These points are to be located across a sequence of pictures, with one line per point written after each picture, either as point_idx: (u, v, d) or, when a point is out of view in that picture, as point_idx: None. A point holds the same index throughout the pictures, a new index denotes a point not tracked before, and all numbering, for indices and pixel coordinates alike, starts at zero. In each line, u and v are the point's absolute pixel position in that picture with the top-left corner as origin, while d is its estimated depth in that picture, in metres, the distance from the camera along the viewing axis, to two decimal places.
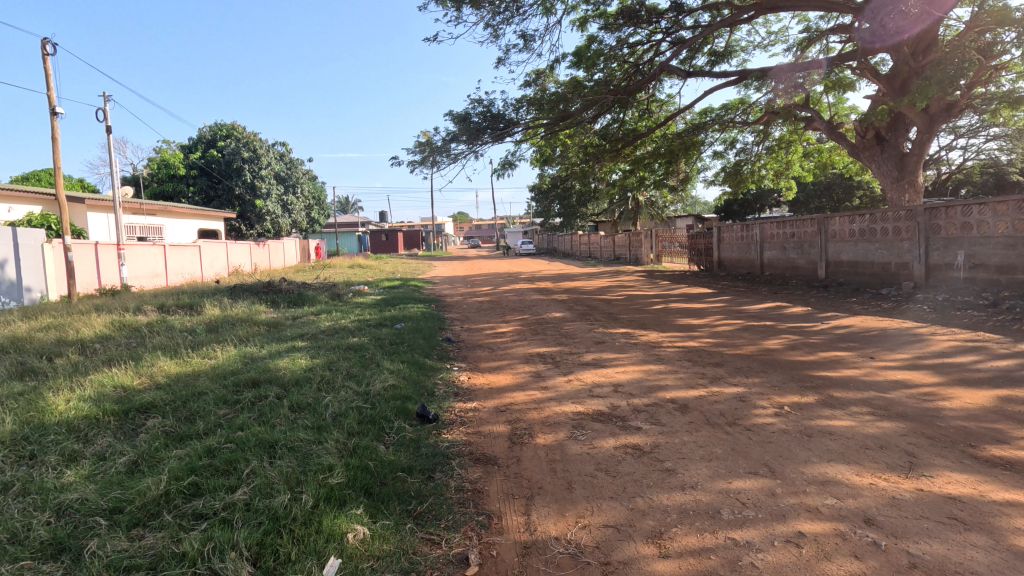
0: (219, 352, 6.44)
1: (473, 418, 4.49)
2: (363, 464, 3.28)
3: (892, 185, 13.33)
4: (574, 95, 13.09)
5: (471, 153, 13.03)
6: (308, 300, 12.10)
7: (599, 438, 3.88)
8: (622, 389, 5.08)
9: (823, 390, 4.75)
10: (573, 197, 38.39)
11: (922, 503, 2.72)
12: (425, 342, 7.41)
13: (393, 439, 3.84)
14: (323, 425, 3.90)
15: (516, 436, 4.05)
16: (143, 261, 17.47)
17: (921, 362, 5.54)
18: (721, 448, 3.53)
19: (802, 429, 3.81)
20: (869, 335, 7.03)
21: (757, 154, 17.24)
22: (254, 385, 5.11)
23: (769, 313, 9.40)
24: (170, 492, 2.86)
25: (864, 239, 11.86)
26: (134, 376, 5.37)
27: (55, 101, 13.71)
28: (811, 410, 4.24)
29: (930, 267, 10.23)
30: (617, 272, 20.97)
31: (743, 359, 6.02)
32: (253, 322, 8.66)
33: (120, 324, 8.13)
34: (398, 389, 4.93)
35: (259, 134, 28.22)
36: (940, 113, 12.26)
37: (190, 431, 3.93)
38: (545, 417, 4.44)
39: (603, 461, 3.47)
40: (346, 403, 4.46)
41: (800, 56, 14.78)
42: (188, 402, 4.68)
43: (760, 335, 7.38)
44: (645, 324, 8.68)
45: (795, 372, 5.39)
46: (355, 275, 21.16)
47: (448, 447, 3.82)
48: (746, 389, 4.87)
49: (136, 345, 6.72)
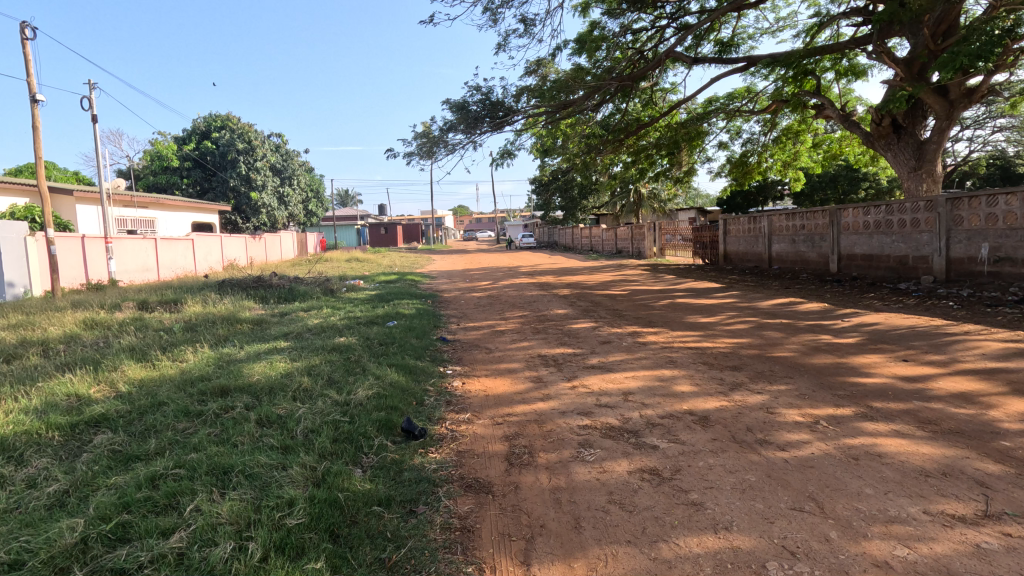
0: (192, 354, 5.92)
1: (466, 433, 3.97)
2: (332, 496, 2.76)
3: (909, 174, 12.67)
4: (575, 83, 12.48)
5: (469, 143, 12.48)
6: (300, 297, 11.60)
7: (610, 459, 3.36)
8: (632, 398, 4.56)
9: (859, 400, 4.24)
10: (574, 190, 36.91)
11: (1018, 556, 2.19)
12: (417, 342, 6.89)
13: (371, 462, 3.31)
14: (291, 446, 3.37)
15: (514, 456, 3.53)
16: (133, 254, 16.92)
17: (961, 367, 5.04)
18: (755, 475, 3.00)
19: (848, 450, 3.27)
20: (896, 336, 6.50)
21: (764, 145, 16.68)
22: (222, 394, 4.57)
23: (784, 310, 8.87)
24: (88, 539, 2.34)
25: (880, 231, 11.31)
26: (94, 382, 4.85)
27: (35, 88, 13.16)
28: (852, 425, 3.72)
29: (951, 261, 9.68)
30: (620, 265, 20.42)
31: (764, 362, 5.50)
32: (235, 319, 8.16)
33: (91, 322, 7.60)
34: (383, 399, 4.40)
35: (254, 126, 27.64)
36: (960, 99, 11.59)
37: (140, 452, 3.42)
38: (547, 431, 3.92)
39: (617, 490, 2.96)
40: (321, 416, 3.92)
41: (810, 42, 14.18)
42: (145, 414, 4.16)
43: (779, 335, 6.87)
44: (653, 323, 8.15)
45: (824, 378, 4.86)
46: (351, 269, 20.60)
47: (435, 471, 3.30)
48: (772, 399, 4.35)
49: (105, 346, 6.20)
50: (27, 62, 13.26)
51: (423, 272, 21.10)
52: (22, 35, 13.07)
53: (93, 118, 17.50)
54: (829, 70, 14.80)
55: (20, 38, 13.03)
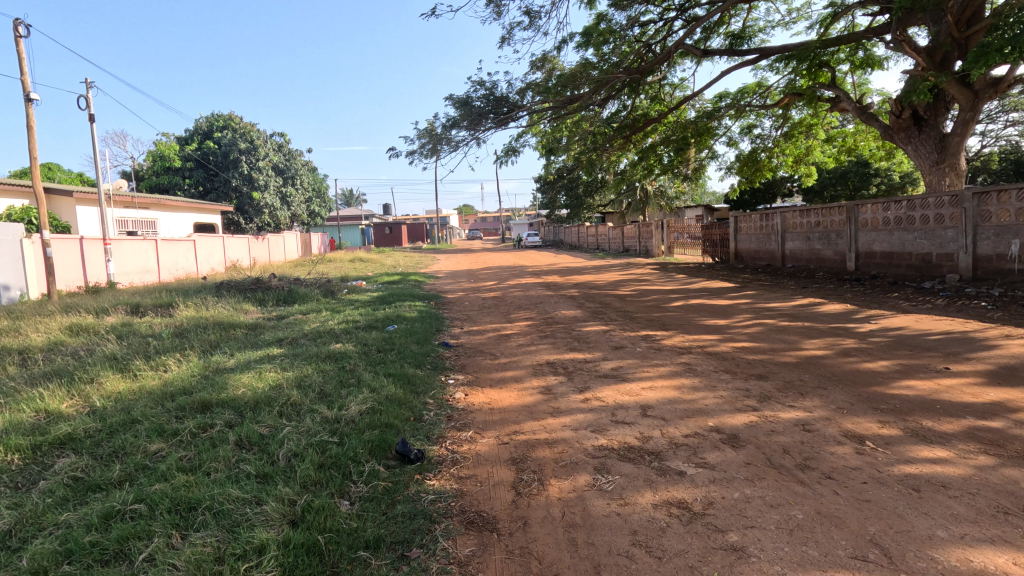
0: (177, 363, 5.55)
1: (470, 455, 3.58)
2: (311, 540, 2.38)
3: (930, 168, 12.17)
4: (582, 77, 12.07)
5: (472, 140, 12.07)
6: (299, 299, 11.25)
7: (631, 489, 2.95)
8: (652, 413, 4.15)
9: (906, 419, 3.83)
10: (579, 187, 36.46)
11: None
12: (418, 349, 6.49)
13: (360, 492, 2.92)
14: (269, 474, 2.99)
15: (522, 484, 3.13)
16: (133, 256, 16.62)
17: (1009, 377, 4.62)
18: (802, 512, 2.59)
19: (904, 479, 2.86)
20: (929, 341, 6.07)
21: (774, 140, 16.21)
22: (203, 409, 4.19)
23: (805, 311, 8.43)
24: None
25: (900, 228, 10.83)
26: (67, 397, 4.49)
27: (29, 87, 12.86)
28: (903, 449, 3.31)
29: (977, 259, 9.21)
30: (628, 264, 19.97)
31: (791, 371, 5.10)
32: (229, 324, 7.79)
33: (78, 329, 7.26)
34: (377, 415, 4.01)
35: (256, 125, 27.37)
36: (985, 89, 11.01)
37: (101, 480, 3.04)
38: (560, 453, 3.52)
39: (641, 529, 2.56)
40: (307, 437, 3.53)
41: (825, 33, 13.70)
42: (117, 433, 3.79)
43: (802, 339, 6.46)
44: (667, 325, 7.74)
45: (861, 391, 4.45)
46: (354, 269, 20.29)
47: (432, 503, 2.90)
48: (807, 414, 3.96)
49: (86, 354, 5.86)
50: (21, 61, 12.95)
51: (427, 272, 20.74)
52: (15, 33, 12.76)
53: (91, 118, 17.17)
54: (844, 62, 14.27)
55: (13, 36, 12.72)
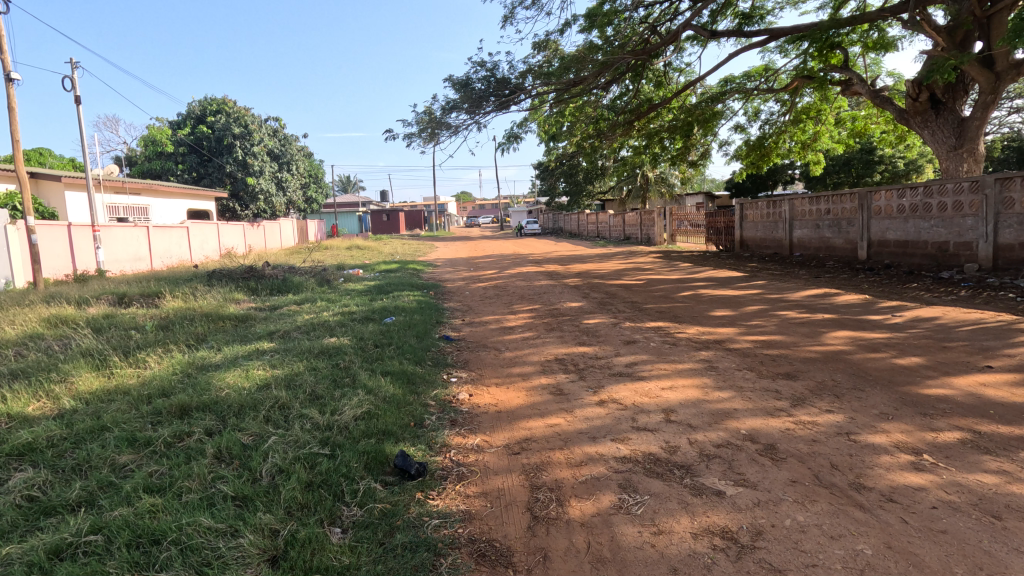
0: (157, 359, 5.14)
1: (477, 467, 3.19)
2: None
3: (948, 154, 11.70)
4: (586, 58, 11.54)
5: (472, 124, 11.59)
6: (293, 288, 10.81)
7: (664, 513, 2.57)
8: (676, 419, 3.75)
9: (959, 424, 3.45)
10: (579, 175, 35.92)
11: None
12: (417, 343, 6.10)
13: (353, 517, 2.55)
14: (250, 496, 2.61)
15: (537, 504, 2.75)
16: (122, 243, 16.12)
17: None
18: (870, 546, 2.22)
19: (980, 504, 2.49)
20: (961, 334, 5.69)
21: (781, 125, 15.74)
22: (182, 414, 3.80)
23: (822, 303, 8.04)
24: None
25: (916, 215, 10.41)
26: (34, 399, 4.09)
27: (10, 66, 12.28)
28: (967, 462, 2.93)
29: (998, 248, 8.82)
30: (630, 252, 19.53)
31: (821, 369, 4.71)
32: (218, 316, 7.35)
33: (55, 321, 6.82)
34: (374, 420, 3.63)
35: (250, 109, 26.70)
36: (1008, 71, 10.48)
37: (57, 502, 2.65)
38: (577, 465, 3.14)
39: (681, 567, 2.19)
40: (293, 448, 3.14)
41: (837, 13, 13.16)
42: (85, 442, 3.40)
43: (827, 333, 6.06)
44: (679, 317, 7.34)
45: (901, 393, 4.06)
46: (350, 257, 19.81)
47: (437, 529, 2.53)
48: (847, 420, 3.57)
49: (60, 349, 5.46)
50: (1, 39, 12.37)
51: (426, 260, 20.33)
52: None
53: (77, 100, 16.58)
54: (856, 43, 13.74)
55: None
